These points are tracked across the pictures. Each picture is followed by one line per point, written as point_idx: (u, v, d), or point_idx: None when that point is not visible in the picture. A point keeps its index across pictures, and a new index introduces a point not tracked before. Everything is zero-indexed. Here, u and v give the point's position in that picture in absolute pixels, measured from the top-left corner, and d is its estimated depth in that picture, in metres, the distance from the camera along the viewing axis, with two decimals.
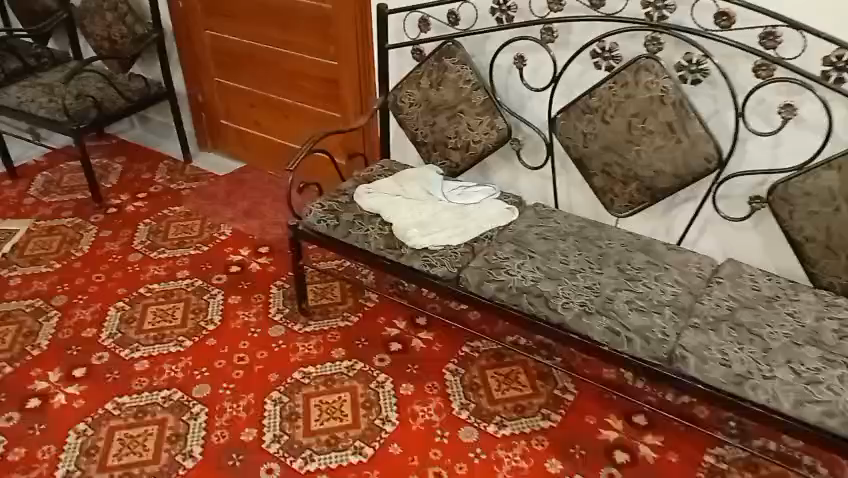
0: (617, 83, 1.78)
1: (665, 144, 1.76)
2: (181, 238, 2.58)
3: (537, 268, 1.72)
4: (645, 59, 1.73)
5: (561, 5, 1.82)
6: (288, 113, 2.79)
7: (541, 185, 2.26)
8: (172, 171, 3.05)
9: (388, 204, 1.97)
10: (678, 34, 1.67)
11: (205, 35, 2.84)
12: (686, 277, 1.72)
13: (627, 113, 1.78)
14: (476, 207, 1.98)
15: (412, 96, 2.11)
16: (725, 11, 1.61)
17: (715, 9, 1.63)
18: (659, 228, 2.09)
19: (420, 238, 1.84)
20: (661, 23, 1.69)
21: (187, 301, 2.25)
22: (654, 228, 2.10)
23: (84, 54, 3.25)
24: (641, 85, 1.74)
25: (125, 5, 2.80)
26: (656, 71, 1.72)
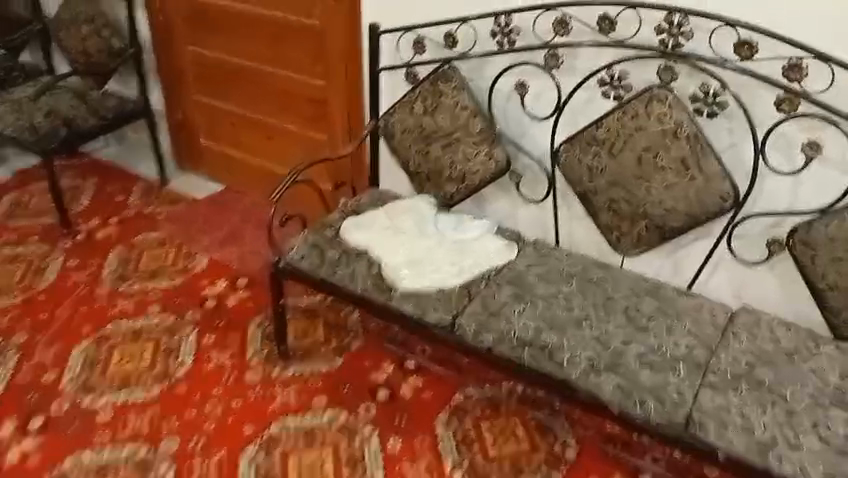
0: (626, 114, 1.64)
1: (677, 182, 1.61)
2: (153, 269, 2.45)
3: (539, 317, 1.57)
4: (657, 90, 1.59)
5: (566, 27, 1.70)
6: (271, 134, 2.63)
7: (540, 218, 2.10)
8: (148, 193, 2.90)
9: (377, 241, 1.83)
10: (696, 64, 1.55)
11: (186, 50, 2.68)
12: (698, 327, 1.58)
13: (637, 146, 1.63)
14: (473, 243, 1.84)
15: (404, 122, 1.97)
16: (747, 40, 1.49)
17: (736, 37, 1.51)
18: (666, 266, 1.91)
19: (411, 282, 1.70)
20: (675, 51, 1.57)
21: (157, 344, 2.14)
22: (661, 266, 1.92)
23: (60, 68, 3.10)
24: (653, 117, 1.60)
25: (102, 18, 2.67)
26: (670, 103, 1.58)
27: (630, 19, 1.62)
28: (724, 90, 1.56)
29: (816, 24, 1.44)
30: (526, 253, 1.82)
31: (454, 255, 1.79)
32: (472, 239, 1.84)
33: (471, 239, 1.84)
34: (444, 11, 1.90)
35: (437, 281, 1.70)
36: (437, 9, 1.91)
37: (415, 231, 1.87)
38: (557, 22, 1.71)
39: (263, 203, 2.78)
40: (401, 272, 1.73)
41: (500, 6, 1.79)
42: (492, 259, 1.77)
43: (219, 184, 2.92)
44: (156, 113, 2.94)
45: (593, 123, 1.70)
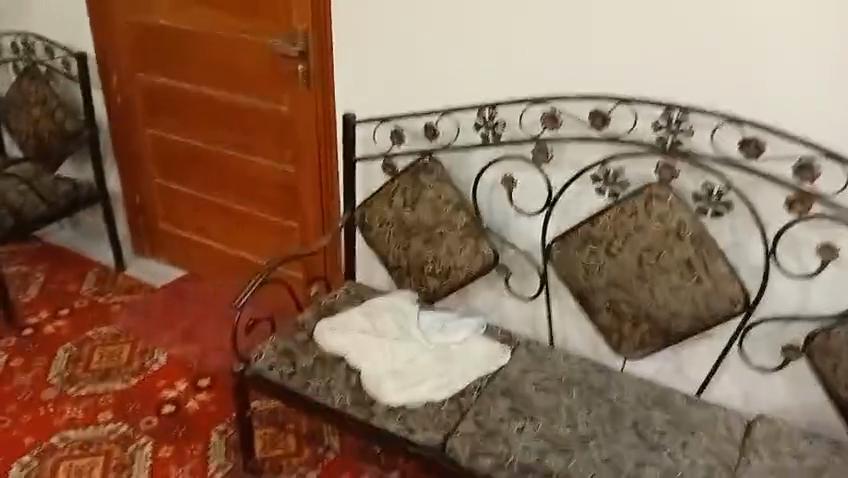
0: (623, 211, 1.55)
1: (682, 284, 1.52)
2: (106, 368, 2.23)
3: (542, 437, 1.44)
4: (657, 187, 1.51)
5: (556, 122, 1.61)
6: (237, 221, 2.48)
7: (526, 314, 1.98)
8: (103, 281, 2.70)
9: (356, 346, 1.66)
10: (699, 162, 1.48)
11: (147, 133, 2.55)
12: (713, 444, 1.47)
13: (638, 246, 1.54)
14: (461, 347, 1.68)
15: (384, 215, 1.84)
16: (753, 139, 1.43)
17: (742, 135, 1.45)
18: (668, 365, 1.79)
19: (396, 397, 1.53)
20: (676, 148, 1.50)
21: (108, 454, 1.91)
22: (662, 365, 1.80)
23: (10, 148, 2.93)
24: (653, 214, 1.51)
25: (55, 101, 2.55)
26: (671, 202, 1.50)
27: (624, 113, 1.56)
28: (728, 189, 1.49)
29: (818, 124, 1.40)
30: (519, 355, 1.69)
31: (440, 361, 1.63)
32: (460, 344, 1.69)
33: (459, 344, 1.69)
34: (423, 102, 1.82)
35: (424, 392, 1.54)
36: (416, 99, 1.83)
37: (397, 333, 1.70)
38: (546, 116, 1.62)
39: (228, 292, 2.61)
40: (384, 381, 1.57)
41: (483, 98, 1.73)
42: (483, 365, 1.63)
43: (181, 270, 2.75)
44: (112, 195, 2.77)
45: (587, 220, 1.60)
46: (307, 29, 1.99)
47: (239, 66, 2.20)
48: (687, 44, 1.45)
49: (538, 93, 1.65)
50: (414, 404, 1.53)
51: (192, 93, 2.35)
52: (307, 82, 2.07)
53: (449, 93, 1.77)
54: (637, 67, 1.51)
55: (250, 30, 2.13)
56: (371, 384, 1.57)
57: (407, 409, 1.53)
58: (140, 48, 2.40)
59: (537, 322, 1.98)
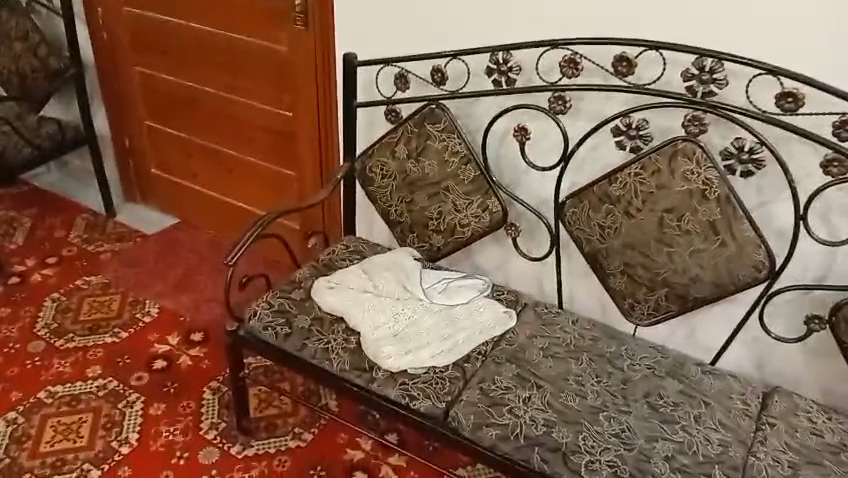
0: (644, 168, 1.42)
1: (705, 248, 1.41)
2: (96, 321, 2.15)
3: (549, 408, 1.36)
4: (683, 142, 1.38)
5: (579, 67, 1.47)
6: (231, 167, 2.36)
7: (534, 273, 1.90)
8: (92, 228, 2.60)
9: (355, 306, 1.57)
10: (730, 115, 1.34)
11: (134, 72, 2.40)
12: (730, 418, 1.39)
13: (659, 207, 1.42)
14: (465, 310, 1.59)
15: (386, 167, 1.72)
16: (791, 91, 1.30)
17: (780, 87, 1.32)
18: (680, 330, 1.73)
19: (398, 361, 1.45)
20: (707, 99, 1.37)
21: (97, 412, 1.85)
22: (675, 330, 1.74)
23: None
24: (677, 172, 1.39)
25: (37, 35, 2.37)
26: (698, 158, 1.37)
27: (651, 60, 1.43)
28: (761, 146, 1.36)
29: None
30: (527, 320, 1.61)
31: (444, 324, 1.54)
32: (464, 306, 1.60)
33: (464, 306, 1.60)
34: (431, 44, 1.68)
35: (426, 357, 1.46)
36: (423, 42, 1.69)
37: (398, 294, 1.61)
38: (566, 61, 1.49)
39: (222, 242, 2.51)
40: (386, 346, 1.48)
41: (495, 42, 1.59)
42: (489, 330, 1.55)
43: (173, 217, 2.64)
44: (100, 137, 2.64)
45: (606, 176, 1.48)
46: None
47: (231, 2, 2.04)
48: None
49: (556, 37, 1.51)
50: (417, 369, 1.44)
51: (180, 30, 2.20)
52: (305, 20, 1.92)
53: (458, 34, 1.63)
54: (668, 9, 1.37)
55: None
56: (371, 347, 1.48)
57: (406, 374, 1.44)
58: None
59: (546, 282, 1.89)
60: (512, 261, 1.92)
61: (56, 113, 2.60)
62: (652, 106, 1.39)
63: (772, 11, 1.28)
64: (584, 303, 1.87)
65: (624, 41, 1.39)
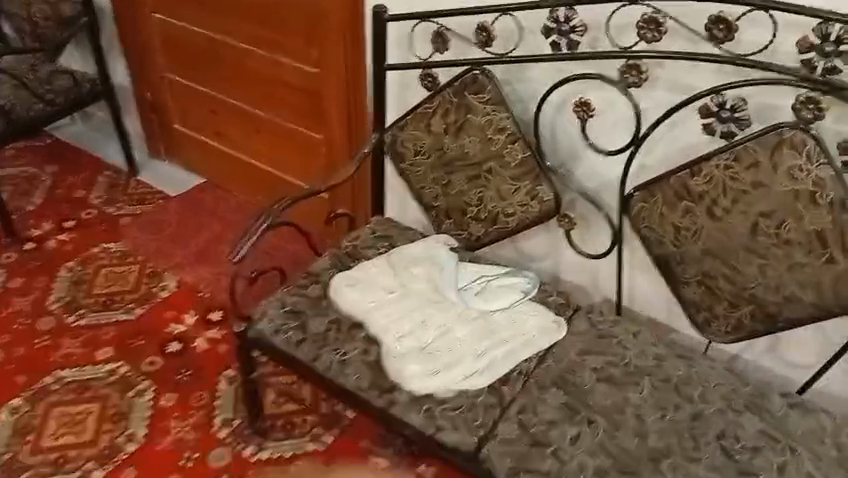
0: (735, 163, 1.14)
1: (807, 263, 1.13)
2: (110, 295, 2.01)
3: (601, 453, 1.13)
4: (790, 130, 1.09)
5: (661, 28, 1.16)
6: (256, 127, 2.14)
7: (589, 263, 1.64)
8: (114, 187, 2.43)
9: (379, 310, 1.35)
10: None
11: (152, 19, 2.18)
12: (825, 473, 1.13)
13: (753, 210, 1.14)
14: (506, 319, 1.35)
15: (421, 143, 1.47)
16: None
17: None
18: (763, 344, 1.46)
19: (423, 383, 1.23)
20: (827, 78, 1.06)
21: (104, 402, 1.72)
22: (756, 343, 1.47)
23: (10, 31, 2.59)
24: (778, 169, 1.11)
25: None
26: (809, 153, 1.08)
27: (760, 23, 1.11)
28: None
29: None
30: (579, 331, 1.37)
31: (480, 337, 1.31)
32: (504, 314, 1.36)
33: (504, 314, 1.36)
34: None
35: (456, 379, 1.24)
36: None
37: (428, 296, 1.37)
38: (643, 21, 1.17)
39: (248, 206, 2.30)
40: (411, 362, 1.26)
41: None
42: (532, 346, 1.31)
43: (198, 175, 2.43)
44: (119, 89, 2.45)
45: (686, 165, 1.19)
46: None
47: None
48: None
49: None
50: (446, 394, 1.23)
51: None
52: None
53: None
54: None
55: None
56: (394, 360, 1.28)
57: (433, 399, 1.23)
58: None
59: (602, 275, 1.64)
60: (564, 249, 1.66)
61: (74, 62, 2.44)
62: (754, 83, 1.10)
63: None
64: (647, 301, 1.60)
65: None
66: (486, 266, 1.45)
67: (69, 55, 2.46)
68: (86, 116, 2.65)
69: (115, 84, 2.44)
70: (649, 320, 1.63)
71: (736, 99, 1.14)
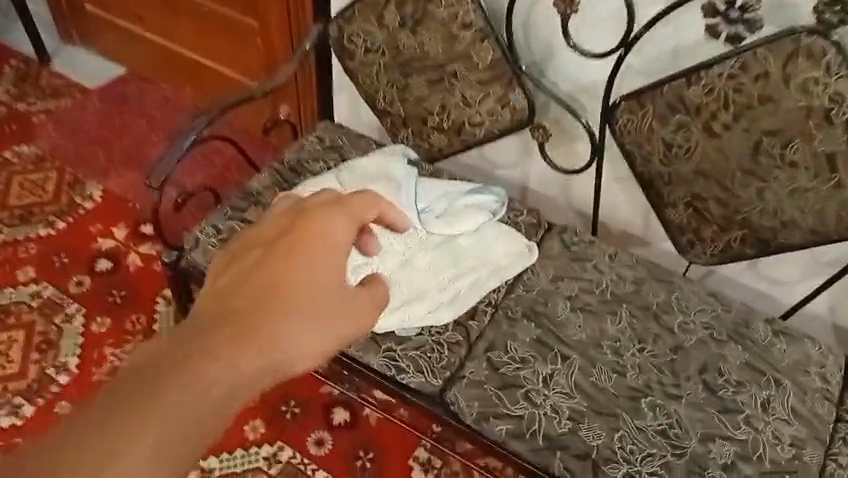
0: (740, 73, 1.00)
1: (810, 188, 1.03)
2: (26, 208, 1.79)
3: (577, 393, 1.05)
4: (808, 37, 0.94)
5: None
6: (180, 11, 1.85)
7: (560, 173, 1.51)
8: (22, 78, 2.13)
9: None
10: None
11: None
12: (806, 405, 1.09)
13: (757, 128, 1.02)
14: (472, 244, 1.21)
15: (375, 40, 1.27)
16: None
17: None
18: (742, 266, 1.39)
19: (383, 317, 1.11)
20: None
21: (29, 329, 1.56)
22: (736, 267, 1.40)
23: None
24: (790, 82, 0.98)
25: None
26: (827, 66, 0.95)
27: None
28: None
29: None
30: (552, 254, 1.25)
31: (443, 265, 1.18)
32: (470, 238, 1.22)
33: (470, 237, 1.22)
34: None
35: (419, 311, 1.12)
36: None
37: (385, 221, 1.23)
38: None
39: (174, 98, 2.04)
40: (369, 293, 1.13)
41: None
42: (500, 275, 1.20)
43: (118, 63, 2.14)
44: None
45: (684, 72, 1.04)
46: None
47: None
48: None
49: None
50: (407, 330, 1.12)
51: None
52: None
53: None
54: None
55: None
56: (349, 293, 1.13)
57: (394, 337, 1.11)
58: None
59: (574, 186, 1.51)
60: (534, 157, 1.51)
61: None
62: None
63: None
64: (621, 214, 1.50)
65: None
66: (450, 185, 1.31)
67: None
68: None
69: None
70: (622, 234, 1.53)
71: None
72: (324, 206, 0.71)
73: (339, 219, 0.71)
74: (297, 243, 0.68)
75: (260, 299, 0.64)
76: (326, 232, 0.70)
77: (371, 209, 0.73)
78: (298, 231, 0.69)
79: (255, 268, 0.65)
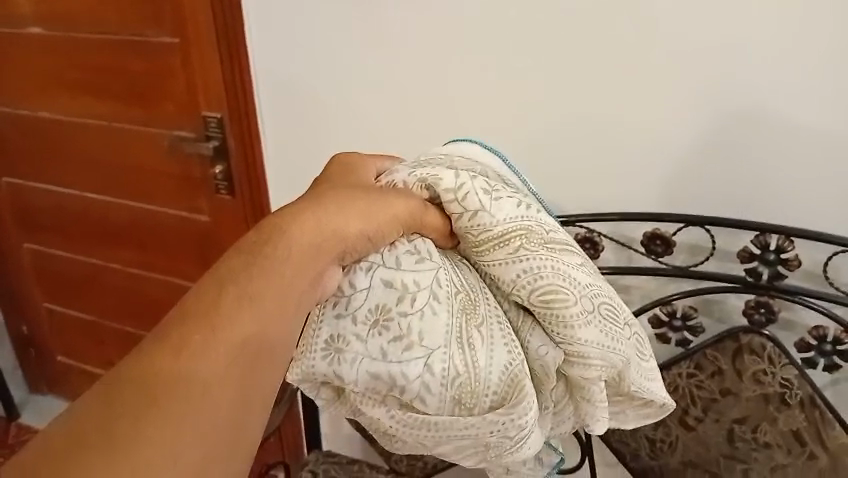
0: (782, 346, 1.34)
1: (778, 459, 1.33)
2: None
3: None
4: (728, 340, 1.36)
5: (591, 247, 1.45)
6: None
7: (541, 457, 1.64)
8: None
9: (338, 312, 0.87)
10: (795, 298, 1.30)
11: (87, 264, 2.39)
12: None
13: (727, 418, 1.36)
14: (547, 227, 0.93)
15: None
16: (789, 257, 1.29)
17: (785, 252, 1.30)
18: None
19: (450, 425, 0.88)
20: (761, 284, 1.32)
21: None
22: None
23: None
24: (803, 363, 1.34)
25: (24, 262, 2.51)
26: (736, 353, 1.35)
27: (689, 230, 1.38)
28: None
29: (805, 249, 1.31)
30: None
31: (538, 274, 0.89)
32: (518, 216, 0.91)
33: (519, 216, 0.91)
34: None
35: (529, 385, 0.89)
36: None
37: (408, 178, 0.92)
38: (581, 240, 1.45)
39: None
40: (434, 338, 0.86)
41: None
42: (579, 283, 0.91)
43: None
44: (48, 315, 2.58)
45: (773, 339, 1.32)
46: (224, 115, 1.86)
47: (171, 187, 2.09)
48: (729, 164, 1.31)
49: (566, 211, 1.49)
50: (530, 426, 0.90)
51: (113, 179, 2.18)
52: (229, 187, 1.99)
53: None
54: (694, 187, 1.36)
55: (183, 162, 2.03)
56: (382, 409, 0.89)
57: None
58: (38, 130, 2.21)
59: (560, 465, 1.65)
60: None
61: (24, 324, 2.64)
62: (696, 291, 1.37)
63: (770, 185, 1.30)
64: None
65: (642, 216, 1.38)
66: (459, 150, 1.03)
67: (8, 288, 2.60)
68: (21, 357, 2.72)
69: (37, 309, 2.59)
70: None
71: (685, 309, 1.40)
72: (344, 164, 0.94)
73: (351, 171, 0.93)
74: (332, 190, 0.83)
75: (304, 217, 0.78)
76: (355, 182, 0.90)
77: (372, 166, 0.96)
78: (325, 183, 0.88)
79: (302, 200, 0.81)
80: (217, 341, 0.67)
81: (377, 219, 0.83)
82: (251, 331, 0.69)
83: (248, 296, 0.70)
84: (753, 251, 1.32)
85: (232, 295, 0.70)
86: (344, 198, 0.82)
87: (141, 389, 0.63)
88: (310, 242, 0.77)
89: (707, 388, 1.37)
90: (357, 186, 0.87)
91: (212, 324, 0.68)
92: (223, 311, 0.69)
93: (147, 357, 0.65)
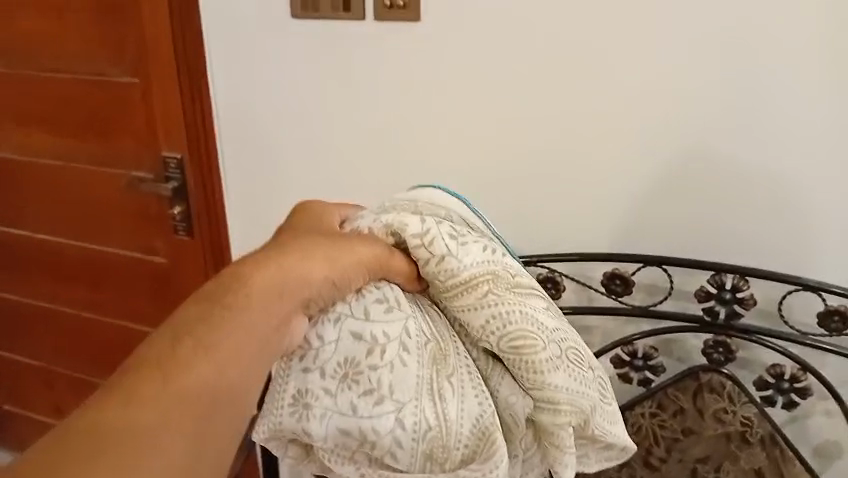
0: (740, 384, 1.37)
1: None
2: None
3: None
4: (691, 380, 1.39)
5: (553, 288, 1.46)
6: None
7: None
8: None
9: (305, 365, 0.85)
10: (753, 338, 1.32)
11: (38, 308, 2.31)
12: None
13: (691, 458, 1.35)
14: (512, 270, 0.93)
15: None
16: (745, 296, 1.32)
17: (741, 291, 1.32)
18: None
19: None
20: (718, 323, 1.35)
21: None
22: None
23: None
24: (762, 400, 1.36)
25: None
26: (698, 392, 1.38)
27: (647, 271, 1.41)
28: (804, 371, 1.31)
29: (760, 289, 1.34)
30: None
31: (507, 320, 0.88)
32: (484, 261, 0.91)
33: (486, 261, 0.91)
34: None
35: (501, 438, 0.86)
36: None
37: (374, 224, 0.92)
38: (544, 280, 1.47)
39: None
40: (403, 391, 0.84)
41: None
42: (546, 328, 0.91)
43: None
44: None
45: (732, 377, 1.35)
46: (184, 155, 1.84)
47: (128, 228, 2.05)
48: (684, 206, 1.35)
49: (528, 252, 1.50)
50: None
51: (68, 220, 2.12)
52: (188, 228, 1.95)
53: None
54: (652, 228, 1.39)
55: (141, 202, 1.99)
56: (350, 466, 0.88)
57: None
58: None
59: None
60: None
61: None
62: (656, 331, 1.39)
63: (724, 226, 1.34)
64: None
65: (603, 256, 1.40)
66: (426, 192, 1.04)
67: None
68: None
69: None
70: None
71: (646, 349, 1.41)
72: (312, 210, 0.92)
73: (317, 216, 0.92)
74: (295, 238, 0.82)
75: (264, 268, 0.76)
76: (318, 228, 0.88)
77: (336, 211, 0.95)
78: (289, 229, 0.87)
79: (266, 250, 0.80)
80: (179, 395, 0.65)
81: (337, 266, 0.82)
82: (214, 387, 0.67)
83: (213, 346, 0.68)
84: (710, 290, 1.34)
85: (195, 347, 0.68)
86: (307, 246, 0.81)
87: (91, 445, 0.59)
88: (275, 292, 0.75)
89: (670, 427, 1.37)
90: (320, 233, 0.85)
91: (178, 376, 0.65)
92: (189, 364, 0.67)
93: (105, 408, 0.62)
